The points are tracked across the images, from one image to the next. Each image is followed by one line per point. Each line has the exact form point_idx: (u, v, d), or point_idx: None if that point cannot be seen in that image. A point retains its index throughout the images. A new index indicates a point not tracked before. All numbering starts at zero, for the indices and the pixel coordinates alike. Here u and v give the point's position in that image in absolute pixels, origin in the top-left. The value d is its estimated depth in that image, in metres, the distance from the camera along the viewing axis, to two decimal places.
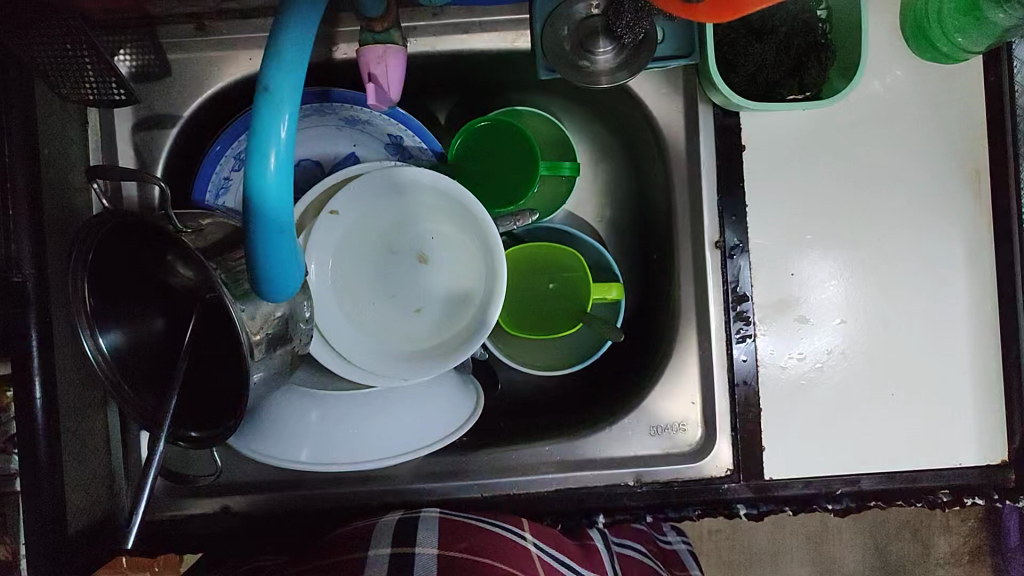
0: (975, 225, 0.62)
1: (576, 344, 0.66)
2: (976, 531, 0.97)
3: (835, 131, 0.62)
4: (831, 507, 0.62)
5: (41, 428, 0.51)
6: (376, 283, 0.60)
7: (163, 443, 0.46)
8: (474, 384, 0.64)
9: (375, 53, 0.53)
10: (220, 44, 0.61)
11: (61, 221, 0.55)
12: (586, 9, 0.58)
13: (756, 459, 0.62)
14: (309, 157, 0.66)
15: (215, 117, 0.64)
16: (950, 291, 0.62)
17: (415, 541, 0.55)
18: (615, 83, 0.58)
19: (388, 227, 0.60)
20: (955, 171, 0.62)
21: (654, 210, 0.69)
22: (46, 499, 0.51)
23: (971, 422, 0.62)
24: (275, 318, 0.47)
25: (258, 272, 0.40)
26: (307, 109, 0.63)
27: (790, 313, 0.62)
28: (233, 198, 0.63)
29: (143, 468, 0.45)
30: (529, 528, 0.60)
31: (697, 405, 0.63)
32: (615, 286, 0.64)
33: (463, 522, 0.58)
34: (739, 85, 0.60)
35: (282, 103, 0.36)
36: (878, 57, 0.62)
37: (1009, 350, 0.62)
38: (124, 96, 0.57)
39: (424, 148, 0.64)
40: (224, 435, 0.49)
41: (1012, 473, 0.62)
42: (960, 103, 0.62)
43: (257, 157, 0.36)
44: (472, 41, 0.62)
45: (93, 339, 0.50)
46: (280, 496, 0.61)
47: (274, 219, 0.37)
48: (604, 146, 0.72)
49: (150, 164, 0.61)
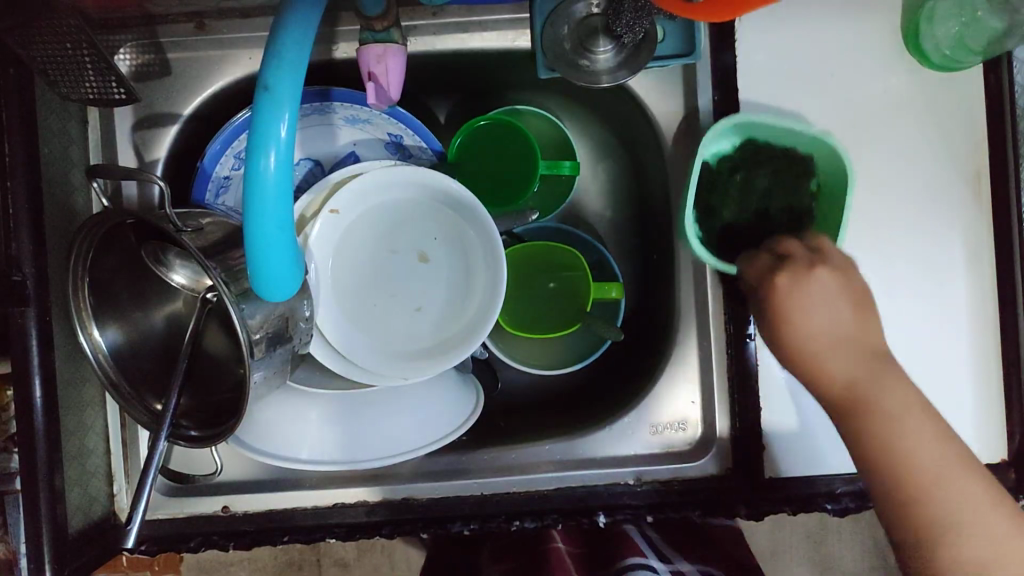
0: (976, 227, 0.62)
1: (576, 345, 0.66)
2: None
3: (832, 131, 0.62)
4: (830, 507, 0.60)
5: (39, 425, 0.51)
6: (372, 280, 0.60)
7: (162, 441, 0.47)
8: (474, 384, 0.65)
9: (374, 53, 0.53)
10: (220, 43, 0.61)
11: (61, 222, 0.55)
12: (586, 8, 0.58)
13: (756, 459, 0.62)
14: (308, 157, 0.65)
15: (215, 117, 0.64)
16: (950, 290, 0.62)
17: (267, 371, 0.50)
18: (616, 82, 0.58)
19: (386, 224, 0.60)
20: (955, 175, 0.62)
21: (654, 210, 0.69)
22: (45, 504, 0.50)
23: (971, 423, 0.62)
24: (275, 317, 0.47)
25: (256, 273, 0.40)
26: (308, 109, 0.63)
27: None
28: (233, 198, 0.62)
29: (143, 467, 0.47)
30: (244, 333, 0.45)
31: (697, 405, 0.64)
32: (616, 285, 0.63)
33: (287, 358, 0.51)
34: (726, 215, 0.60)
35: (282, 103, 0.36)
36: (878, 60, 0.62)
37: (1010, 349, 0.62)
38: (124, 95, 0.56)
39: (424, 148, 0.64)
40: (220, 436, 0.49)
41: (1012, 473, 0.61)
42: (961, 104, 0.62)
43: (257, 156, 0.36)
44: (472, 41, 0.62)
45: (93, 340, 0.51)
46: (276, 495, 0.61)
47: (274, 218, 0.37)
48: (605, 147, 0.72)
49: (149, 163, 0.61)
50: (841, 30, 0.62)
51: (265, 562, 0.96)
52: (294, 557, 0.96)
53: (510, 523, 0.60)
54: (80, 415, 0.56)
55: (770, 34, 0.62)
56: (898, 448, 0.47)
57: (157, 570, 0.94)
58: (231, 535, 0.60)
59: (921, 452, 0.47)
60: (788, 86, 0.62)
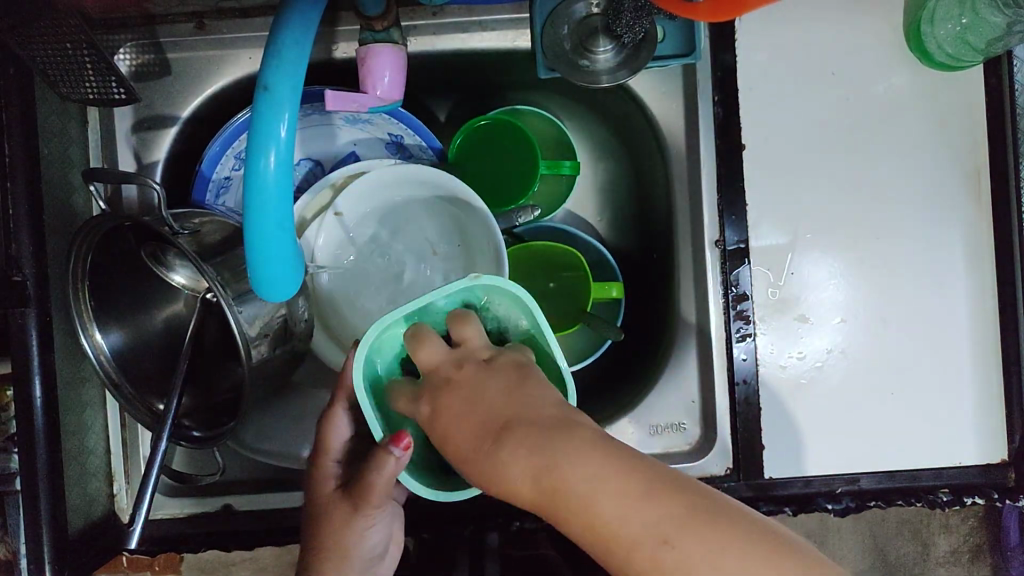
0: (977, 228, 0.62)
1: (576, 343, 0.66)
2: (976, 530, 0.95)
3: (832, 132, 0.62)
4: (831, 507, 0.61)
5: (39, 426, 0.50)
6: (373, 250, 0.61)
7: (164, 442, 0.48)
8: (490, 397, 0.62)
9: (360, 53, 0.54)
10: (220, 44, 0.61)
11: (62, 222, 0.55)
12: (586, 8, 0.58)
13: (756, 458, 0.61)
14: (308, 157, 0.65)
15: (214, 117, 0.64)
16: (950, 290, 0.62)
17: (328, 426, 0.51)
18: (616, 82, 0.57)
19: (391, 207, 0.61)
20: (956, 173, 0.62)
21: (654, 209, 0.69)
22: (45, 505, 0.50)
23: (970, 421, 0.62)
24: (276, 318, 0.50)
25: (256, 274, 0.40)
26: (308, 109, 0.62)
27: (790, 312, 0.62)
28: (233, 199, 0.63)
29: (145, 469, 0.48)
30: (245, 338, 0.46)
31: (698, 404, 0.63)
32: (616, 285, 0.63)
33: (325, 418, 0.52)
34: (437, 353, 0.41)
35: (281, 104, 0.36)
36: (878, 60, 0.62)
37: (1010, 348, 0.62)
38: (124, 95, 0.56)
39: (424, 148, 0.65)
40: (225, 437, 0.50)
41: (1012, 472, 0.61)
42: (962, 103, 0.62)
43: (257, 157, 0.36)
44: (472, 41, 0.62)
45: (94, 340, 0.50)
46: (277, 495, 0.60)
47: (273, 219, 0.37)
48: (604, 147, 0.73)
49: (149, 164, 0.62)
50: (840, 30, 0.62)
51: (265, 563, 0.95)
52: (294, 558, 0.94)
53: (510, 523, 0.61)
54: (80, 415, 0.56)
55: (770, 34, 0.62)
56: (582, 491, 0.29)
57: (158, 570, 0.93)
58: (231, 536, 0.59)
59: (588, 472, 0.29)
60: (788, 83, 0.62)
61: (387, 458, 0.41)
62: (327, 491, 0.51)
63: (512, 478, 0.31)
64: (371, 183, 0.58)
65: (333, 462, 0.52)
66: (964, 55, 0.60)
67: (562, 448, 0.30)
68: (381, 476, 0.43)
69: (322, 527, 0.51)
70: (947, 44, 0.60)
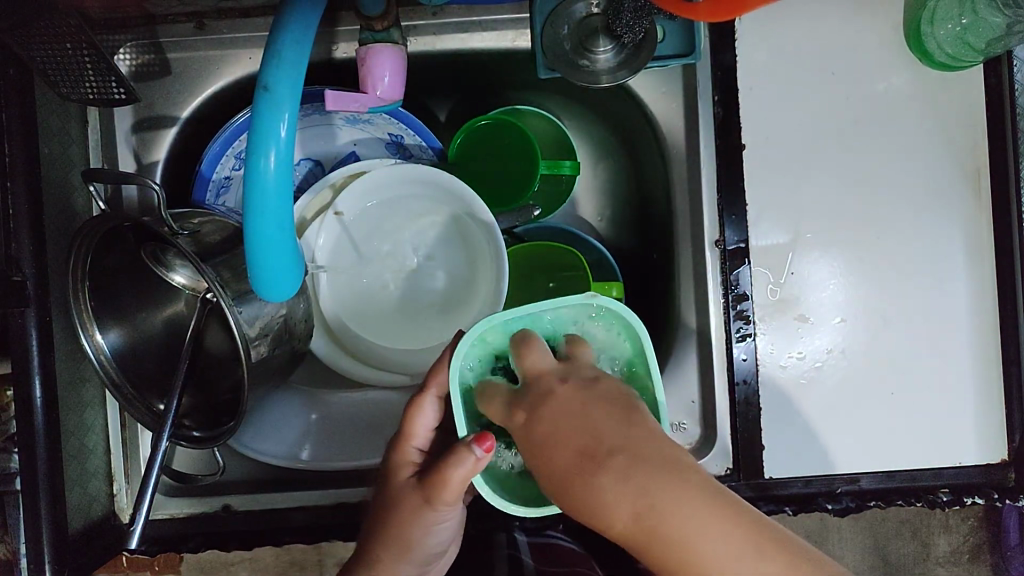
0: (977, 228, 0.62)
1: None
2: (976, 530, 0.95)
3: (832, 131, 0.62)
4: (831, 507, 0.61)
5: (39, 425, 0.50)
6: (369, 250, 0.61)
7: (163, 442, 0.48)
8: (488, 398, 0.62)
9: (360, 53, 0.54)
10: (220, 44, 0.61)
11: (61, 222, 0.55)
12: (586, 8, 0.58)
13: (755, 458, 0.61)
14: (308, 157, 0.65)
15: (214, 117, 0.64)
16: (950, 290, 0.62)
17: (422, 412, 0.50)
18: (616, 82, 0.58)
19: (388, 207, 0.61)
20: (956, 173, 0.62)
21: (654, 209, 0.69)
22: (44, 505, 0.50)
23: (970, 421, 0.62)
24: (276, 318, 0.50)
25: (256, 274, 0.40)
26: (308, 109, 0.62)
27: (790, 312, 0.62)
28: (233, 198, 0.63)
29: (145, 470, 0.48)
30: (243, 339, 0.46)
31: (697, 404, 0.63)
32: (616, 285, 0.63)
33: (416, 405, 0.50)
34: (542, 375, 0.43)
35: (281, 103, 0.36)
36: (878, 60, 0.62)
37: (1010, 349, 0.62)
38: (124, 95, 0.56)
39: (424, 147, 0.65)
40: (224, 437, 0.50)
41: (1011, 472, 0.61)
42: (962, 103, 0.62)
43: (257, 157, 0.36)
44: (472, 41, 0.62)
45: (94, 341, 0.50)
46: (276, 495, 0.60)
47: (274, 219, 0.38)
48: (604, 147, 0.73)
49: (149, 165, 0.62)
50: (840, 30, 0.62)
51: (265, 562, 0.95)
52: (293, 558, 0.94)
53: (510, 522, 0.61)
54: (80, 415, 0.56)
55: (770, 34, 0.62)
56: (698, 553, 0.33)
57: (157, 570, 0.93)
58: (230, 535, 0.59)
59: (714, 539, 0.33)
60: (788, 84, 0.62)
61: (466, 456, 0.41)
62: (403, 476, 0.50)
63: (619, 513, 0.34)
64: (370, 182, 0.58)
65: (415, 449, 0.50)
66: (964, 55, 0.60)
67: (676, 505, 0.33)
68: (460, 471, 0.42)
69: (389, 518, 0.49)
70: (946, 44, 0.61)
